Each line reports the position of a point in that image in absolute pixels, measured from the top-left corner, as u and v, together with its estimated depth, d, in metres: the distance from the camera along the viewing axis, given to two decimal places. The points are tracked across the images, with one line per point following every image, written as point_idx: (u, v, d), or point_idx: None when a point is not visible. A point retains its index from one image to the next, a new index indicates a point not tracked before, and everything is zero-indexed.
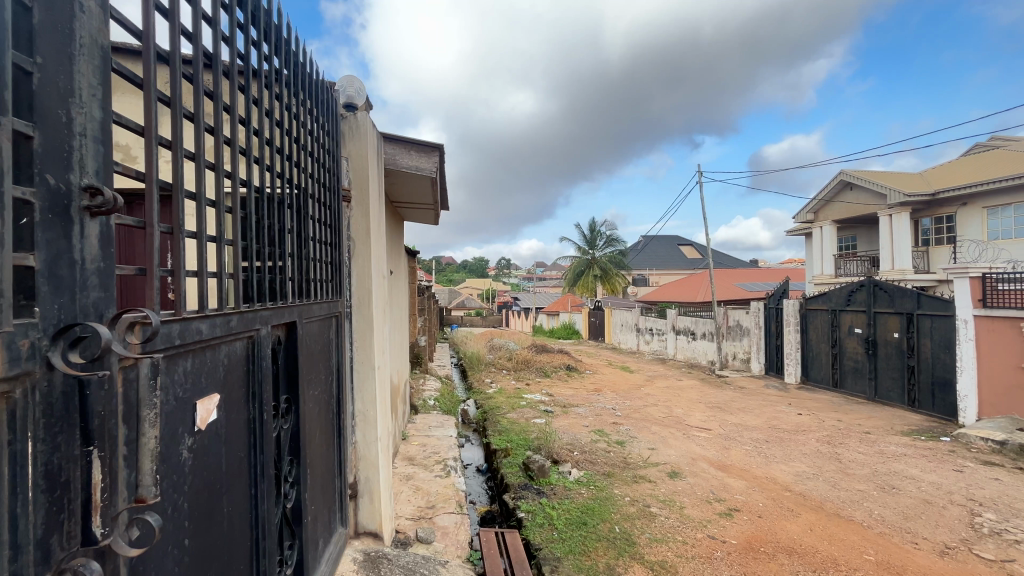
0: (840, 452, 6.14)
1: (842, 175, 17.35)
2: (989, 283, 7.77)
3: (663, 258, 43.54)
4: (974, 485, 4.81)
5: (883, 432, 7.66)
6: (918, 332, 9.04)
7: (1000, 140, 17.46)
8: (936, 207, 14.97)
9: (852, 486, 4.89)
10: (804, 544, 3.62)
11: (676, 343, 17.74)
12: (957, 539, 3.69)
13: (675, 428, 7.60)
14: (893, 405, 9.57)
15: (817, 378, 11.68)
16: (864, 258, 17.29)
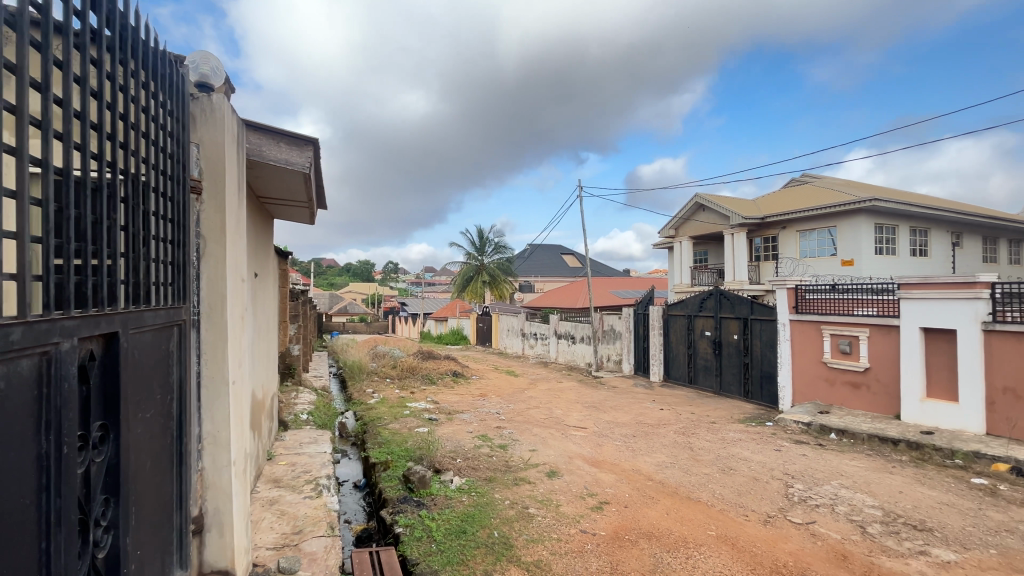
0: (692, 441, 6.96)
1: (697, 198, 19.86)
2: (801, 293, 9.47)
3: (548, 266, 45.75)
4: (789, 461, 5.79)
5: (725, 420, 8.86)
6: (751, 334, 10.65)
7: (809, 177, 21.50)
8: (765, 229, 17.88)
9: (700, 471, 5.56)
10: (661, 528, 4.01)
11: (558, 347, 18.67)
12: (777, 509, 4.39)
13: (555, 429, 7.96)
14: (732, 397, 11.16)
15: (675, 376, 13.16)
16: (712, 270, 20.23)
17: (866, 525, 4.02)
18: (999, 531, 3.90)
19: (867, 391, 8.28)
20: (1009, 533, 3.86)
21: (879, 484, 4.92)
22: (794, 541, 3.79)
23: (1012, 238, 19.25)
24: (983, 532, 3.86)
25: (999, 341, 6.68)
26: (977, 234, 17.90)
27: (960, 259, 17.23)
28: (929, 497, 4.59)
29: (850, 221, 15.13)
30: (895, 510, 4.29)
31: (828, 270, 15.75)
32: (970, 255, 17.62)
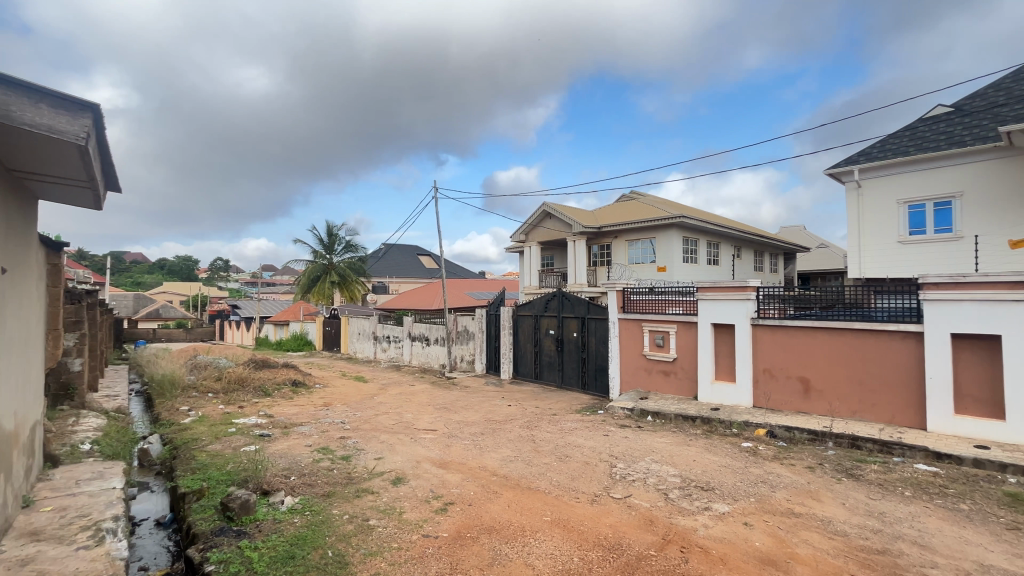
0: (534, 434, 7.42)
1: (545, 206, 21.34)
2: (627, 295, 10.82)
3: (403, 266, 44.64)
4: (614, 443, 6.54)
5: (564, 412, 9.66)
6: (587, 331, 11.81)
7: (636, 195, 24.77)
8: (601, 237, 20.03)
9: (540, 461, 5.96)
10: (502, 520, 4.17)
11: (411, 350, 18.29)
12: (602, 488, 4.90)
13: (404, 434, 7.76)
14: (572, 389, 12.23)
15: (523, 373, 13.91)
16: (557, 274, 21.96)
17: (669, 491, 4.74)
18: (758, 482, 4.95)
19: (675, 377, 9.82)
20: (763, 483, 4.92)
21: (679, 456, 5.85)
22: (614, 514, 4.28)
23: (772, 252, 24.77)
24: (748, 485, 4.85)
25: (762, 333, 8.51)
26: (751, 249, 22.62)
27: (739, 268, 21.56)
28: (713, 462, 5.61)
29: (665, 233, 17.80)
30: (689, 475, 5.14)
31: (648, 275, 18.30)
32: (746, 265, 22.15)
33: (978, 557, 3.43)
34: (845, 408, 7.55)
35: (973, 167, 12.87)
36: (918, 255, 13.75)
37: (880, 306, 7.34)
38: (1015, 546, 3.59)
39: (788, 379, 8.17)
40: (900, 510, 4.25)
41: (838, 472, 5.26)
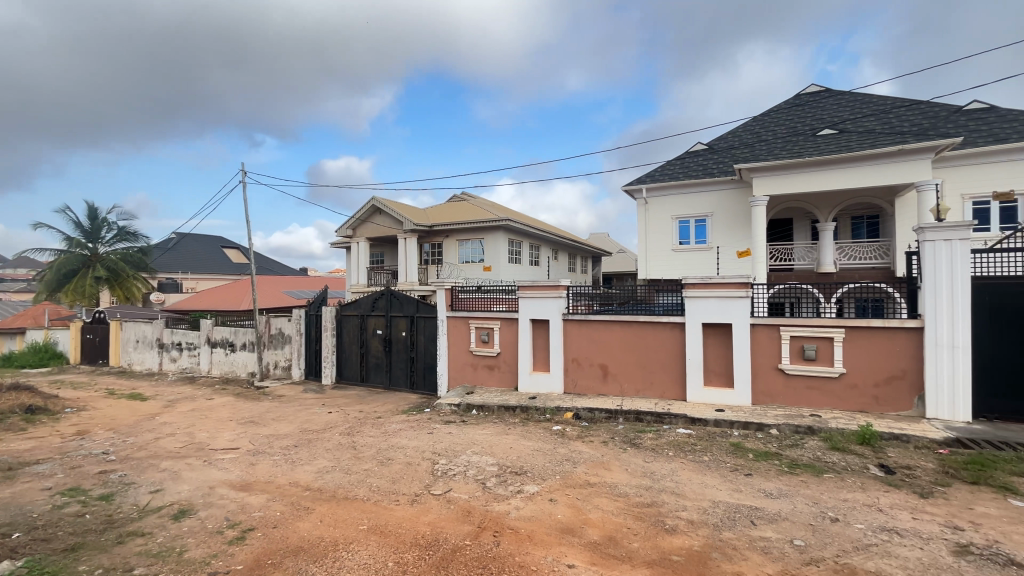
0: (356, 440, 7.03)
1: (374, 201, 20.45)
2: (456, 293, 11.01)
3: (202, 260, 37.93)
4: (438, 440, 6.61)
5: (390, 414, 9.40)
6: (416, 330, 11.70)
7: (467, 196, 25.53)
8: (432, 236, 20.08)
9: (360, 468, 5.67)
10: (312, 538, 3.84)
11: (210, 359, 15.64)
12: (423, 487, 4.90)
13: (194, 458, 6.56)
14: (400, 390, 11.96)
15: (347, 377, 13.09)
16: (387, 272, 21.25)
17: (486, 481, 4.97)
18: (563, 460, 5.54)
19: (498, 371, 10.40)
20: (567, 460, 5.53)
21: (498, 445, 6.20)
22: (433, 512, 4.30)
23: (582, 256, 28.15)
24: (555, 464, 5.39)
25: (571, 327, 9.57)
26: (565, 252, 25.35)
27: (556, 269, 23.96)
28: (527, 447, 6.08)
29: (492, 235, 18.71)
30: (505, 462, 5.49)
31: (476, 274, 19.04)
32: (561, 267, 24.72)
33: (712, 496, 4.42)
34: (633, 387, 8.99)
35: (719, 194, 16.59)
36: (685, 260, 17.15)
37: (662, 301, 8.90)
38: (734, 482, 4.74)
39: (591, 366, 9.36)
40: (665, 468, 5.23)
41: (624, 442, 6.22)
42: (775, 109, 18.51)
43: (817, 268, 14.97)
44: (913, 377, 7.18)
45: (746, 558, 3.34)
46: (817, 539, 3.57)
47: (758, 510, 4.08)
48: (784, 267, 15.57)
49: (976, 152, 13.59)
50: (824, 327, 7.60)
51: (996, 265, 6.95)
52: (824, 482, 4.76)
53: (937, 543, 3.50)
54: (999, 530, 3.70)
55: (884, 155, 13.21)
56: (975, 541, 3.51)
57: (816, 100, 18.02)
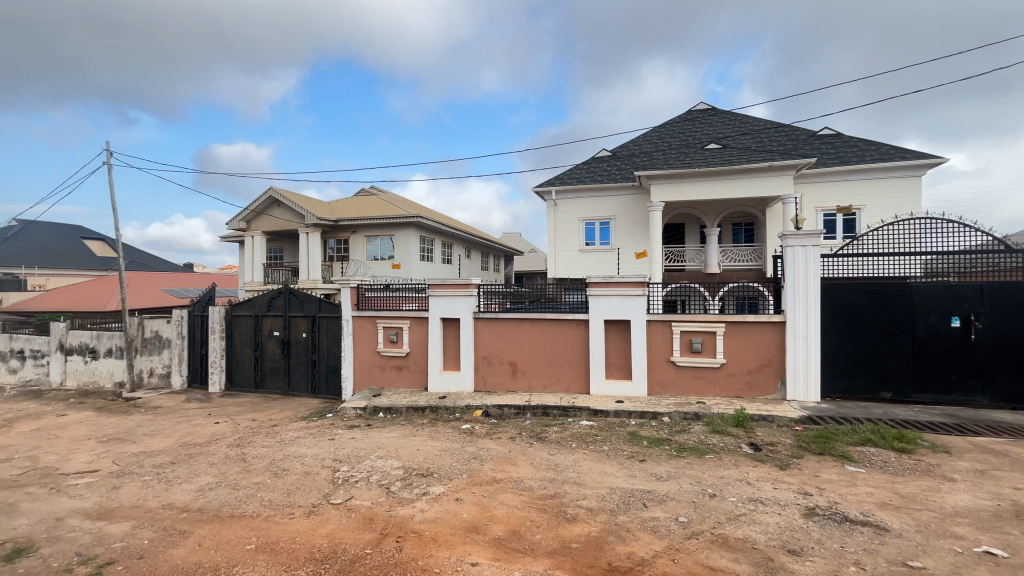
0: (246, 452, 6.44)
1: (271, 192, 18.90)
2: (362, 292, 10.51)
3: (55, 253, 32.39)
4: (340, 447, 6.27)
5: (288, 421, 8.74)
6: (318, 331, 11.00)
7: (376, 191, 24.60)
8: (338, 231, 19.05)
9: (250, 482, 5.20)
10: (188, 565, 3.44)
11: (65, 368, 13.40)
12: (321, 497, 4.61)
13: (38, 485, 5.57)
14: (300, 395, 11.18)
15: (239, 383, 11.94)
16: (287, 268, 19.75)
17: (391, 485, 4.81)
18: (470, 458, 5.54)
19: (407, 371, 10.13)
20: (475, 459, 5.54)
21: (405, 448, 6.04)
22: (331, 522, 4.07)
23: (495, 254, 28.48)
24: (462, 463, 5.37)
25: (481, 325, 9.61)
26: (478, 250, 25.45)
27: (469, 268, 23.96)
28: (435, 448, 6.00)
29: (403, 232, 18.19)
30: (412, 465, 5.36)
31: (386, 272, 18.42)
32: (474, 265, 24.78)
33: (610, 483, 4.69)
34: (540, 383, 9.26)
35: (621, 198, 17.67)
36: (590, 261, 18.04)
37: (569, 299, 9.22)
38: (629, 469, 5.08)
39: (501, 363, 9.48)
40: (568, 459, 5.46)
41: (531, 437, 6.39)
42: (670, 122, 20.17)
43: (704, 269, 16.65)
44: (777, 365, 8.21)
45: (637, 538, 3.58)
46: (698, 515, 3.94)
47: (649, 493, 4.41)
48: (677, 267, 17.10)
49: (828, 172, 15.89)
50: (707, 322, 8.43)
51: (839, 268, 8.19)
52: (705, 462, 5.27)
53: (792, 508, 4.04)
54: (838, 493, 4.37)
55: (758, 170, 14.96)
56: (820, 504, 4.11)
57: (705, 116, 19.92)
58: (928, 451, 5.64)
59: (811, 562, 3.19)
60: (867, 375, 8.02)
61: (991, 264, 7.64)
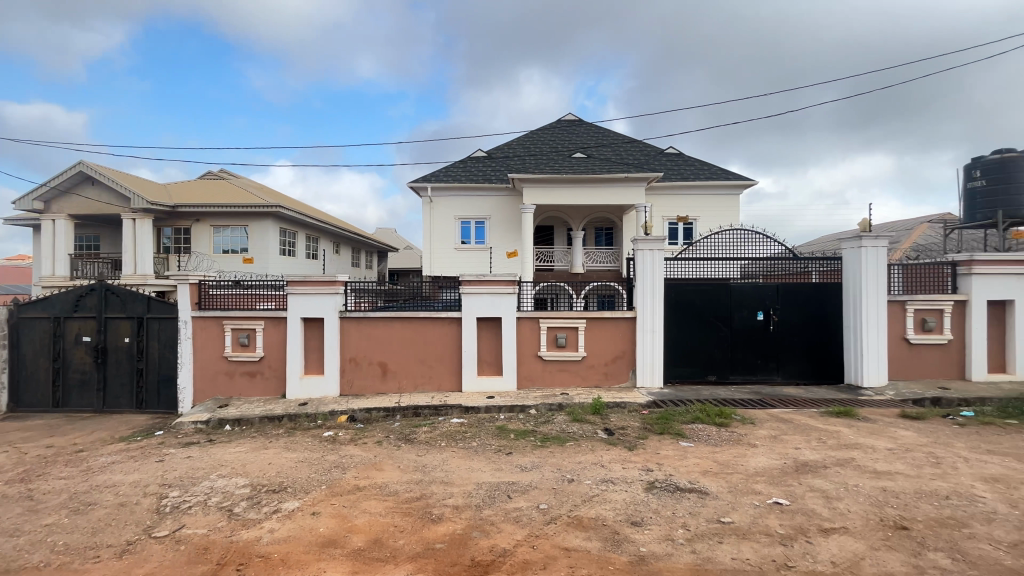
0: (35, 487, 5.17)
1: (82, 166, 15.54)
2: (205, 289, 9.15)
3: None
4: (170, 469, 5.38)
5: (99, 444, 7.24)
6: (146, 336, 9.32)
7: (227, 176, 21.78)
8: (176, 219, 16.42)
9: (38, 524, 4.18)
10: None
11: None
12: (139, 531, 3.89)
13: None
14: (120, 412, 9.35)
15: (30, 403, 9.57)
16: (105, 261, 16.37)
17: (234, 507, 4.26)
18: (331, 468, 5.17)
19: (261, 377, 9.11)
20: (336, 468, 5.18)
21: (253, 463, 5.41)
22: (152, 559, 3.46)
23: (368, 251, 27.17)
24: (321, 474, 4.98)
25: (348, 325, 9.04)
26: (349, 246, 24.03)
27: (337, 264, 22.48)
28: (290, 460, 5.49)
29: (260, 223, 16.34)
30: (261, 481, 4.82)
31: (237, 268, 16.38)
32: (343, 262, 23.33)
33: (477, 478, 4.75)
34: (412, 383, 9.04)
35: (496, 199, 18.09)
36: (465, 259, 18.16)
37: (444, 298, 9.15)
38: (496, 462, 5.21)
39: (369, 364, 9.03)
40: (436, 459, 5.41)
41: (399, 440, 6.20)
42: (542, 129, 21.25)
43: (570, 269, 17.85)
44: (629, 356, 9.15)
45: (501, 530, 3.68)
46: (557, 500, 4.19)
47: (513, 484, 4.57)
48: (547, 267, 18.04)
49: (672, 185, 18.17)
50: (571, 319, 9.05)
51: (678, 270, 9.39)
52: (565, 450, 5.64)
53: (636, 484, 4.51)
54: (673, 466, 5.00)
55: (616, 180, 16.50)
56: (658, 478, 4.66)
57: (573, 126, 21.38)
58: (739, 423, 6.77)
59: (649, 530, 3.59)
60: (697, 362, 9.35)
61: (785, 269, 9.41)
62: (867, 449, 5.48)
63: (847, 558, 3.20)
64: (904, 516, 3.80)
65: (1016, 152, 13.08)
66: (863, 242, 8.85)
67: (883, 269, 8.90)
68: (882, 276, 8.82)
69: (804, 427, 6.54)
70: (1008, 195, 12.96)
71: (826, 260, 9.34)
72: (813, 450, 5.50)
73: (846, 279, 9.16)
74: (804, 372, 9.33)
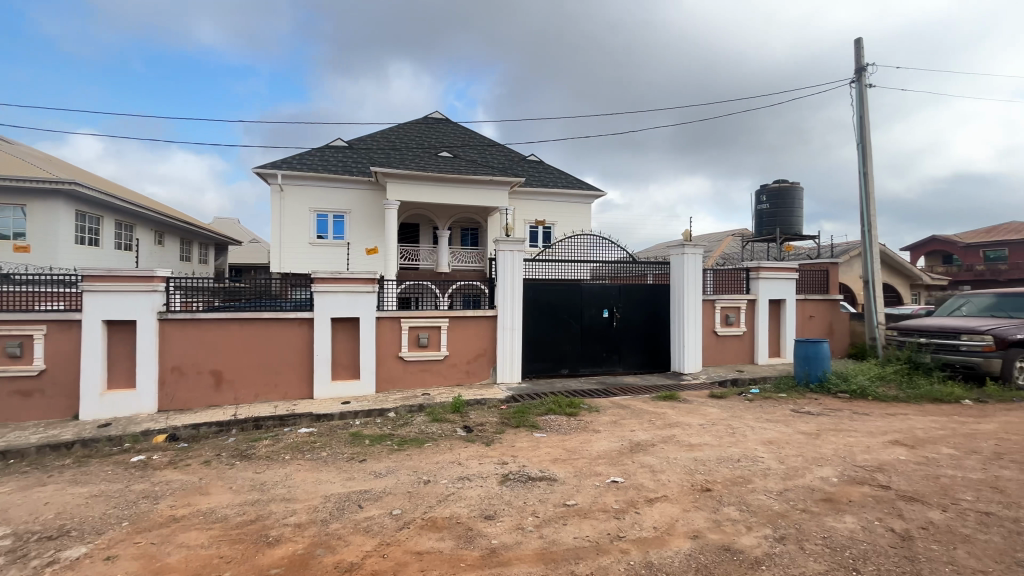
0: None
1: None
2: None
3: None
4: None
5: None
6: None
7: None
8: None
9: None
10: None
11: None
12: None
13: None
14: None
15: None
16: None
17: None
18: (138, 499, 4.31)
19: (41, 396, 7.26)
20: (145, 498, 4.34)
21: (22, 506, 4.26)
22: None
23: (202, 243, 23.58)
24: (123, 509, 4.12)
25: (169, 328, 7.68)
26: (176, 236, 20.56)
27: (160, 257, 19.06)
28: (80, 496, 4.44)
29: (45, 202, 13.03)
30: (31, 528, 3.81)
31: (7, 258, 12.84)
32: (168, 254, 19.88)
33: (324, 491, 4.40)
34: (253, 392, 8.05)
35: (357, 192, 17.09)
36: (321, 255, 16.82)
37: (295, 297, 8.29)
38: (348, 471, 4.89)
39: (198, 373, 7.80)
40: (278, 475, 4.87)
41: (232, 457, 5.44)
42: (407, 124, 20.72)
43: (435, 268, 17.70)
44: (489, 354, 9.39)
45: (349, 544, 3.44)
46: (411, 504, 4.08)
47: (365, 493, 4.33)
48: (412, 266, 17.64)
49: (533, 190, 19.19)
50: (432, 318, 8.96)
51: (536, 271, 9.92)
52: (424, 451, 5.54)
53: (491, 478, 4.63)
54: (526, 457, 5.25)
55: (481, 182, 16.85)
56: (512, 470, 4.85)
57: (439, 125, 21.26)
58: (586, 412, 7.41)
59: (501, 522, 3.70)
60: (552, 356, 10.00)
61: (627, 271, 10.56)
62: (685, 426, 6.43)
63: (665, 522, 3.69)
64: (708, 479, 4.53)
65: (789, 182, 16.59)
66: (685, 250, 10.35)
67: (699, 273, 10.53)
68: (698, 279, 10.46)
69: (638, 411, 7.42)
70: (783, 216, 16.40)
71: (658, 264, 10.72)
72: (644, 431, 6.26)
73: (673, 281, 10.63)
74: (640, 362, 10.60)
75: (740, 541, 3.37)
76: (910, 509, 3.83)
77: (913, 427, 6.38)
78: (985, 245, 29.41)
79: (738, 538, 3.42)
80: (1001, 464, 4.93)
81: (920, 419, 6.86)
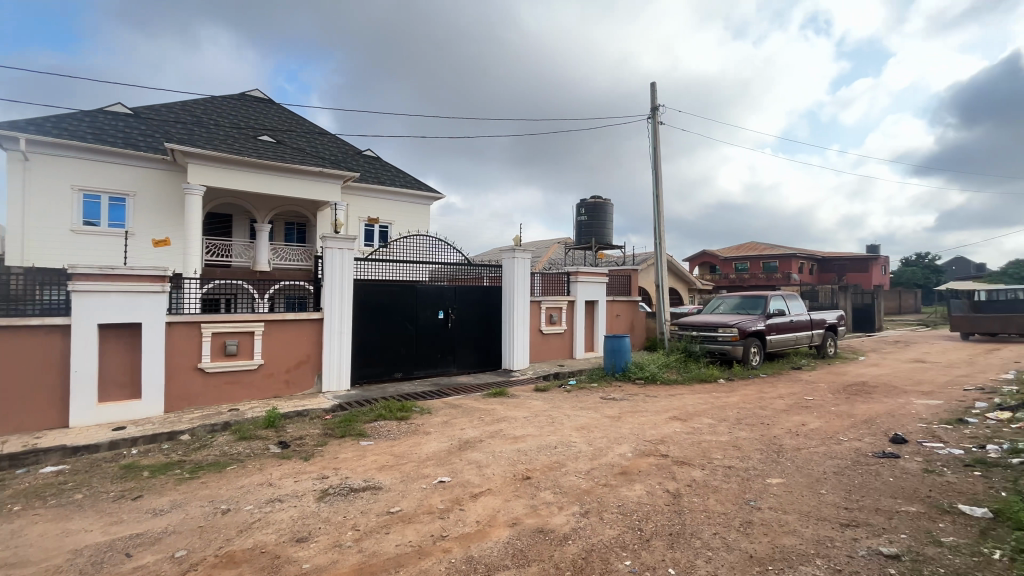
0: None
1: None
2: None
3: None
4: None
5: None
6: None
7: None
8: None
9: None
10: None
11: None
12: None
13: None
14: None
15: None
16: None
17: None
18: None
19: None
20: None
21: None
22: None
23: None
24: None
25: None
26: None
27: None
28: None
29: None
30: None
31: None
32: None
33: (74, 544, 3.45)
34: None
35: (143, 171, 14.01)
36: (88, 246, 13.37)
37: (45, 299, 6.43)
38: (114, 514, 3.93)
39: None
40: None
41: None
42: (218, 98, 17.85)
43: (253, 266, 15.52)
44: (314, 361, 8.59)
45: None
46: (202, 541, 3.46)
47: (137, 537, 3.53)
48: (222, 264, 15.23)
49: (368, 187, 18.30)
50: (243, 322, 7.84)
51: (368, 271, 9.47)
52: (225, 476, 4.78)
53: (307, 496, 4.21)
54: (350, 468, 4.93)
55: (309, 173, 15.42)
56: (332, 483, 4.50)
57: (260, 104, 18.84)
58: (418, 414, 7.31)
59: (315, 543, 3.38)
60: (384, 360, 9.63)
61: (462, 273, 10.80)
62: (511, 420, 6.81)
63: (487, 514, 3.82)
64: (529, 468, 4.86)
65: (603, 199, 18.96)
66: (516, 254, 11.03)
67: (527, 276, 11.30)
68: (526, 282, 11.23)
69: (469, 409, 7.61)
70: (598, 228, 18.71)
71: (492, 267, 11.21)
72: (474, 428, 6.44)
73: (504, 283, 11.21)
74: (473, 362, 10.90)
75: (552, 521, 3.68)
76: (681, 471, 4.68)
77: (685, 404, 7.85)
78: (736, 259, 38.02)
79: (551, 518, 3.73)
80: (739, 426, 6.38)
81: (691, 397, 8.47)
